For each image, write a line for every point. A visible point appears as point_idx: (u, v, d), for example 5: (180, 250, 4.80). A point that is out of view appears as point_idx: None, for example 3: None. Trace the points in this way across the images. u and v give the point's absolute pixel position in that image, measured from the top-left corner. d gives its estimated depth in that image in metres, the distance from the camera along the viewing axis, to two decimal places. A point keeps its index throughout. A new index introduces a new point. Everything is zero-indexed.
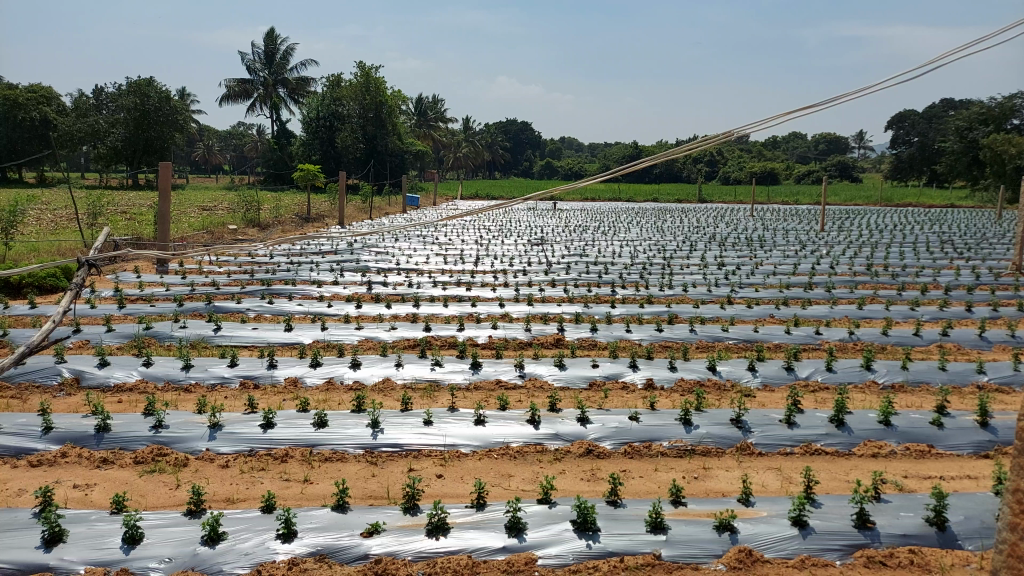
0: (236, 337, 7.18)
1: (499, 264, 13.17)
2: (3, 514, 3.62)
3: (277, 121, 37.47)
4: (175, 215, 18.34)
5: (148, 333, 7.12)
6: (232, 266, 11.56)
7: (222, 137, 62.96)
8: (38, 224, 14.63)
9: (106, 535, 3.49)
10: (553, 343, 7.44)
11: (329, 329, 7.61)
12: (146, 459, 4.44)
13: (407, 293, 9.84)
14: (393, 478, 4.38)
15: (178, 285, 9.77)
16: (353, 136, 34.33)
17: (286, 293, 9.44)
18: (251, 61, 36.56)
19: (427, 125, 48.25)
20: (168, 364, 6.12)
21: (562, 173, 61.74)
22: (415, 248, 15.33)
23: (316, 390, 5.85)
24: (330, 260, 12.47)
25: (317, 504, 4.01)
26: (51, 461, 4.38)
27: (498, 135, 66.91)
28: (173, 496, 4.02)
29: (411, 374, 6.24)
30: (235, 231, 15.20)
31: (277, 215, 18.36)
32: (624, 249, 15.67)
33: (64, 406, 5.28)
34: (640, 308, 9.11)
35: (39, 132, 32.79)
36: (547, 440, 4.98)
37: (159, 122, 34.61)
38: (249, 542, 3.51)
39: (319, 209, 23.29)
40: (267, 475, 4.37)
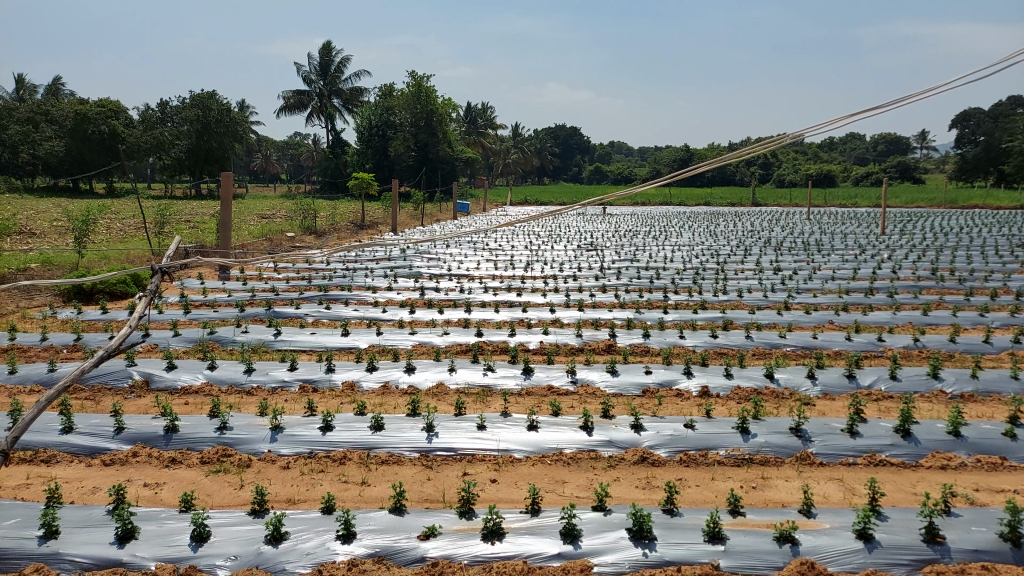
0: (295, 342, 7.37)
1: (549, 269, 13.19)
2: (80, 511, 3.78)
3: (332, 130, 38.34)
4: (236, 223, 18.94)
5: (212, 338, 7.36)
6: (291, 272, 11.89)
7: (280, 146, 64.86)
8: (109, 232, 15.30)
9: (176, 533, 3.62)
10: (605, 348, 7.40)
11: (385, 334, 7.73)
12: (211, 460, 4.60)
13: (459, 298, 9.94)
14: (449, 482, 4.43)
15: (240, 291, 10.09)
16: (405, 144, 34.89)
17: (342, 299, 9.65)
18: (307, 73, 37.49)
19: (477, 132, 48.68)
20: (231, 368, 6.32)
21: (612, 178, 61.35)
22: (466, 254, 15.47)
23: (372, 394, 5.95)
24: (385, 266, 12.70)
25: (375, 505, 4.08)
26: (123, 460, 4.57)
27: (548, 141, 67.07)
28: (237, 496, 4.15)
29: (464, 379, 6.28)
30: (293, 238, 15.61)
31: (332, 222, 18.78)
32: (675, 254, 15.48)
33: (135, 408, 5.49)
34: (694, 314, 8.99)
35: (108, 145, 34.31)
36: (600, 446, 4.94)
37: (219, 133, 36.20)
38: (310, 542, 3.58)
39: (372, 216, 23.74)
40: (326, 476, 4.46)
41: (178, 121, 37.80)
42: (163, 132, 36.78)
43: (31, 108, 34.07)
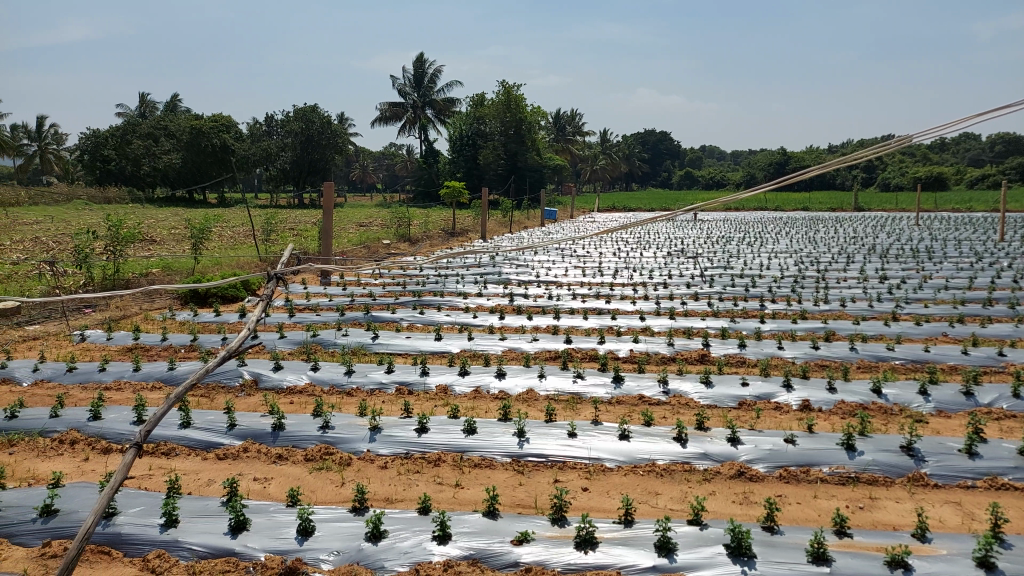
0: (391, 345, 7.60)
1: (639, 276, 13.02)
2: (197, 502, 4.03)
3: (425, 141, 39.39)
4: (336, 230, 19.80)
5: (315, 340, 7.69)
6: (387, 278, 12.28)
7: (375, 156, 67.20)
8: (222, 240, 16.31)
9: (283, 526, 3.80)
10: (698, 358, 7.22)
11: (475, 339, 7.85)
12: (315, 457, 4.79)
13: (548, 305, 9.96)
14: (541, 488, 4.44)
15: (339, 296, 10.51)
16: (494, 153, 35.36)
17: (435, 304, 9.87)
18: (402, 85, 38.66)
19: (566, 139, 48.81)
20: (333, 369, 6.59)
21: (703, 183, 59.94)
22: (554, 261, 15.49)
23: (465, 398, 6.05)
24: (475, 273, 12.91)
25: (469, 508, 4.15)
26: (235, 455, 4.84)
27: (637, 147, 66.27)
28: (339, 493, 4.31)
29: (554, 386, 6.28)
30: (389, 245, 16.12)
31: (425, 230, 19.27)
32: (773, 262, 14.94)
33: (246, 405, 5.82)
34: (793, 324, 8.63)
35: (220, 157, 36.48)
36: (695, 459, 4.83)
37: (321, 145, 37.45)
38: (408, 541, 3.68)
39: (463, 223, 24.20)
40: (422, 478, 4.57)
41: (283, 134, 39.83)
42: (270, 144, 38.81)
43: (155, 123, 37.07)
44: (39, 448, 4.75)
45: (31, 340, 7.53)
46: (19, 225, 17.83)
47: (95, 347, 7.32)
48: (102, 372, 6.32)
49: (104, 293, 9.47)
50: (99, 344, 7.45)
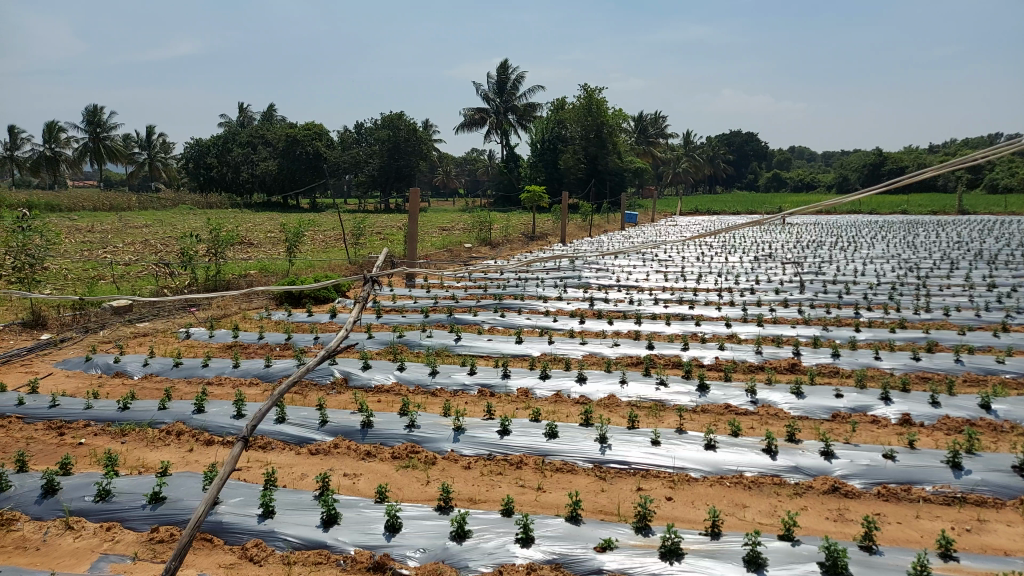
0: (474, 347, 7.70)
1: (723, 281, 12.72)
2: (291, 494, 4.20)
3: (506, 146, 39.79)
4: (421, 234, 20.24)
5: (401, 341, 7.89)
6: (469, 281, 12.43)
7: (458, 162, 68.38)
8: (314, 243, 16.98)
9: (372, 522, 3.91)
10: (789, 367, 6.96)
11: (556, 343, 7.84)
12: (401, 455, 4.91)
13: (629, 310, 9.84)
14: (624, 495, 4.39)
15: (424, 298, 10.75)
16: (575, 157, 35.35)
17: (515, 308, 9.93)
18: (485, 91, 39.19)
19: (647, 141, 48.24)
20: (418, 370, 6.75)
21: (790, 184, 57.85)
22: (635, 265, 15.33)
23: (546, 401, 6.06)
24: (555, 277, 12.91)
25: (552, 512, 4.15)
26: (326, 450, 5.01)
27: (722, 148, 64.69)
28: (425, 491, 4.41)
29: (636, 393, 6.19)
30: (470, 249, 16.36)
31: (505, 233, 19.45)
32: (868, 267, 14.26)
33: (336, 403, 6.02)
34: (891, 333, 8.20)
35: (313, 164, 37.68)
36: (786, 472, 4.65)
37: (408, 152, 38.00)
38: (492, 543, 3.71)
39: (543, 227, 24.28)
40: (505, 479, 4.60)
41: (371, 141, 41.09)
42: (357, 151, 40.04)
43: (253, 132, 40.10)
44: (148, 438, 5.06)
45: (143, 335, 8.06)
46: (132, 228, 19.12)
47: (198, 344, 7.75)
48: (204, 369, 6.68)
49: (207, 293, 10.03)
50: (202, 341, 7.89)
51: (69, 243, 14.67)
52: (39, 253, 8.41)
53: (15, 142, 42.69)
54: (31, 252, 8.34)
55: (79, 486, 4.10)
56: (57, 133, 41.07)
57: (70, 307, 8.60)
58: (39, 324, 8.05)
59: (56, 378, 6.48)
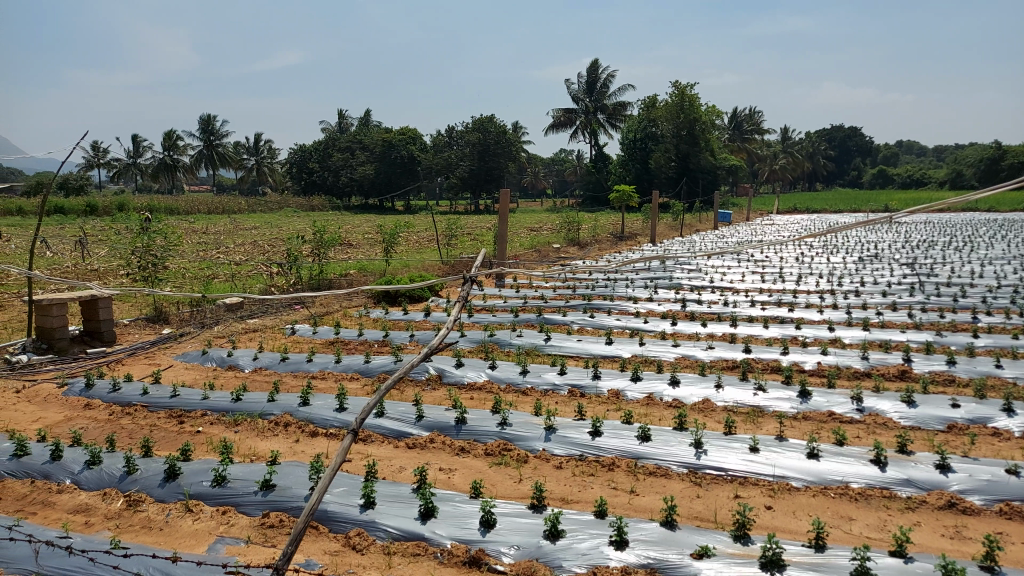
0: (564, 347, 7.71)
1: (825, 283, 12.16)
2: (391, 486, 4.35)
3: (595, 146, 39.61)
4: (511, 234, 20.48)
5: (492, 340, 8.00)
6: (558, 281, 12.46)
7: (546, 162, 68.47)
8: (409, 244, 17.50)
9: (467, 517, 3.99)
10: (898, 375, 6.58)
11: (647, 344, 7.73)
12: (495, 452, 4.99)
13: (724, 312, 9.58)
14: (721, 502, 4.28)
15: (514, 298, 10.86)
16: (666, 155, 34.98)
17: (605, 308, 9.87)
18: (575, 91, 39.14)
19: (742, 138, 46.85)
20: (510, 369, 6.82)
21: (897, 182, 54.67)
22: (730, 266, 14.91)
23: (638, 403, 5.98)
24: (645, 277, 12.72)
25: (646, 516, 4.10)
26: (423, 444, 5.15)
27: (822, 144, 61.77)
28: (518, 489, 4.45)
29: (732, 397, 6.01)
30: (559, 250, 16.36)
31: (594, 233, 19.37)
32: (987, 269, 13.24)
33: (431, 399, 6.18)
34: (1014, 340, 7.59)
35: (408, 167, 39.22)
36: (896, 484, 4.40)
37: (497, 154, 38.28)
38: (586, 543, 3.71)
39: (633, 227, 23.99)
40: (597, 480, 4.58)
41: (461, 144, 41.88)
42: (449, 154, 40.84)
43: (352, 138, 41.85)
44: (259, 428, 5.35)
45: (253, 331, 8.53)
46: (242, 230, 20.32)
47: (304, 340, 8.13)
48: (309, 363, 7.00)
49: (311, 291, 10.52)
50: (306, 337, 8.27)
51: (188, 243, 15.76)
52: (161, 253, 9.05)
53: (138, 151, 46.21)
54: (154, 253, 8.98)
55: (198, 472, 4.38)
56: (175, 141, 44.14)
57: (189, 304, 9.23)
58: (161, 319, 8.67)
59: (176, 370, 6.95)
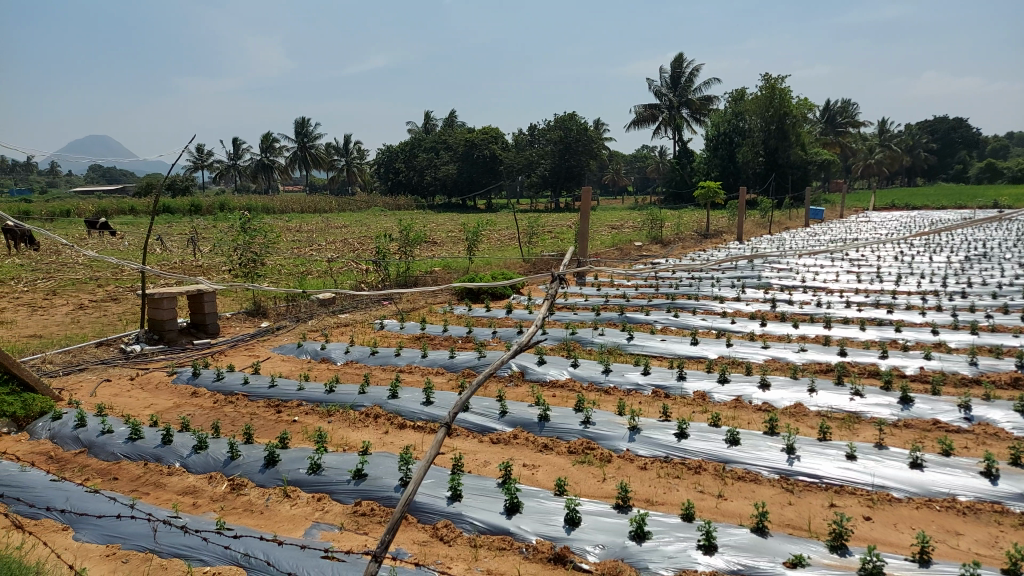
0: (647, 347, 7.61)
1: (927, 284, 11.48)
2: (477, 480, 4.42)
3: (679, 142, 38.88)
4: (592, 232, 20.39)
5: (574, 338, 7.98)
6: (640, 280, 12.30)
7: (628, 160, 67.61)
8: (491, 242, 17.69)
9: (552, 514, 4.01)
10: (1011, 382, 6.14)
11: (735, 346, 7.52)
12: (578, 451, 4.98)
13: (817, 313, 9.20)
14: (815, 511, 4.11)
15: (595, 296, 10.79)
16: (754, 150, 33.83)
17: (690, 307, 9.66)
18: (658, 86, 38.52)
19: (835, 131, 44.89)
20: (592, 367, 6.79)
21: (1008, 176, 50.97)
22: (822, 265, 14.31)
23: (725, 406, 5.83)
24: (732, 276, 12.39)
25: (735, 521, 3.99)
26: (507, 440, 5.20)
27: (924, 136, 58.31)
28: (602, 488, 4.43)
29: (827, 402, 5.77)
30: (641, 248, 16.13)
31: (678, 231, 19.00)
32: None
33: (514, 395, 6.24)
34: None
35: (489, 166, 39.47)
36: (1009, 499, 4.12)
37: (579, 152, 38.09)
38: (673, 546, 3.65)
39: (718, 225, 23.38)
40: (683, 483, 4.50)
41: (543, 142, 41.95)
42: (531, 153, 40.97)
43: (437, 138, 42.79)
44: (351, 419, 5.54)
45: (344, 325, 8.85)
46: (333, 228, 21.15)
47: (391, 334, 8.37)
48: (396, 357, 7.20)
49: (398, 287, 10.81)
50: (394, 332, 8.51)
51: (283, 241, 16.49)
52: (260, 250, 9.50)
53: (238, 153, 48.71)
54: (254, 250, 9.44)
55: (295, 459, 4.58)
56: (271, 144, 46.23)
57: (285, 299, 9.65)
58: (260, 313, 9.12)
59: (274, 361, 7.29)
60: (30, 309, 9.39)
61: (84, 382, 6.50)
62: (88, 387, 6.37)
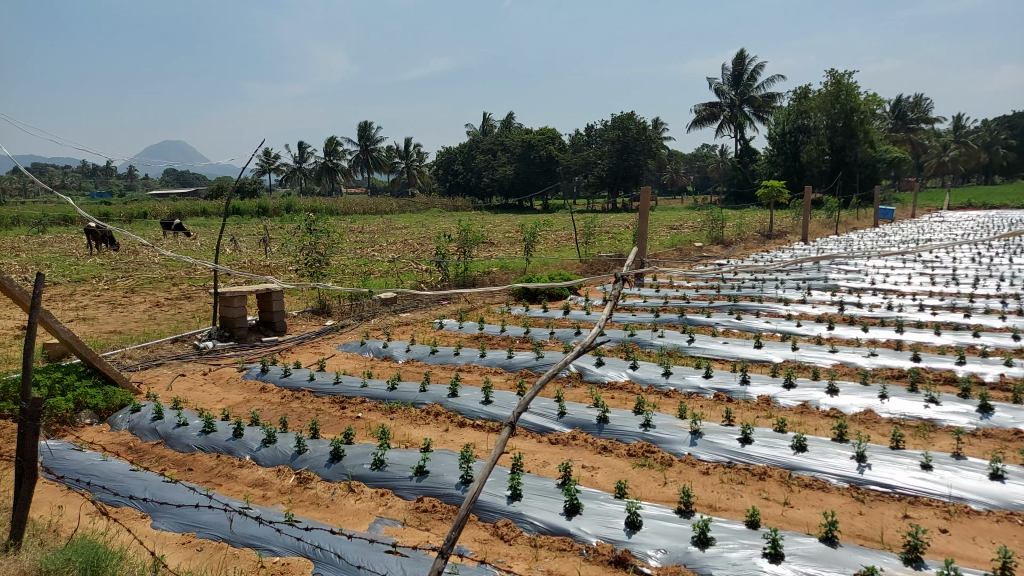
0: (709, 349, 7.46)
1: (1008, 287, 10.91)
2: (536, 480, 4.43)
3: (741, 140, 38.05)
4: (651, 233, 20.17)
5: (633, 339, 7.90)
6: (700, 281, 12.09)
7: (687, 159, 66.52)
8: (549, 242, 17.70)
9: (613, 516, 3.98)
10: None
11: (801, 350, 7.31)
12: (638, 453, 4.93)
13: (888, 316, 8.85)
14: (887, 521, 3.97)
15: (655, 297, 10.67)
16: (819, 148, 32.83)
17: (753, 310, 9.45)
18: (719, 84, 37.82)
19: (906, 127, 43.20)
20: (651, 370, 6.71)
21: None
22: (894, 267, 13.76)
23: (791, 412, 5.68)
24: (797, 278, 12.04)
25: (803, 530, 3.88)
26: (566, 441, 5.19)
27: (1003, 131, 55.46)
28: (663, 492, 4.38)
29: (899, 409, 5.55)
30: (701, 249, 15.87)
31: (740, 231, 18.58)
32: None
33: (573, 396, 6.22)
34: None
35: (546, 167, 39.50)
36: None
37: (636, 151, 37.63)
38: (737, 553, 3.58)
39: (783, 225, 22.79)
40: (747, 489, 4.40)
41: (600, 143, 41.72)
42: (588, 153, 40.78)
43: (494, 139, 43.05)
44: (412, 416, 5.63)
45: (405, 324, 9.00)
46: (394, 229, 21.54)
47: (450, 334, 8.46)
48: (456, 356, 7.28)
49: (456, 288, 10.91)
50: (453, 331, 8.60)
51: (346, 242, 16.88)
52: (326, 250, 9.74)
53: (302, 156, 50.15)
54: (320, 250, 9.69)
55: (359, 455, 4.68)
56: (334, 147, 47.40)
57: (349, 298, 9.87)
58: (325, 312, 9.36)
59: (338, 359, 7.46)
60: (111, 306, 9.88)
61: (161, 376, 6.79)
62: (164, 381, 6.65)
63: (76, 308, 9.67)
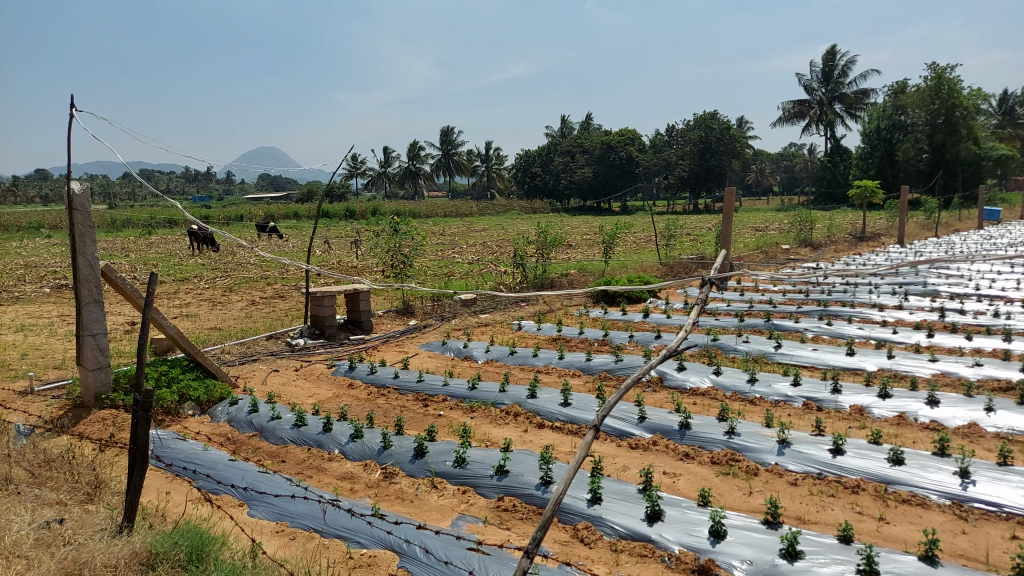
0: (797, 357, 7.20)
1: None
2: (617, 484, 4.40)
3: (831, 139, 36.53)
4: (735, 235, 19.65)
5: (716, 344, 7.74)
6: (786, 284, 11.72)
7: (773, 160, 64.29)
8: (629, 245, 17.53)
9: (696, 524, 3.91)
10: None
11: (897, 358, 6.96)
12: (722, 461, 4.82)
13: (994, 324, 8.30)
14: (992, 542, 3.73)
15: (738, 301, 10.40)
16: (916, 146, 31.10)
17: (844, 315, 9.07)
18: (809, 81, 36.47)
19: (1015, 122, 40.35)
20: (736, 376, 6.55)
21: None
22: (1000, 271, 12.90)
23: (885, 422, 5.42)
24: (892, 283, 11.45)
25: (900, 547, 3.70)
26: (646, 446, 5.13)
27: None
28: (748, 502, 4.27)
29: (1006, 423, 5.21)
30: (789, 251, 15.34)
31: (830, 234, 17.81)
32: None
33: (653, 401, 6.14)
34: None
35: (625, 168, 39.12)
36: None
37: (719, 152, 36.65)
38: (828, 569, 3.45)
39: (876, 227, 21.71)
40: (838, 502, 4.24)
41: (681, 143, 40.95)
42: (668, 154, 40.11)
43: (573, 141, 42.96)
44: (492, 416, 5.71)
45: (485, 325, 9.11)
46: (473, 232, 21.79)
47: (529, 335, 8.51)
48: (535, 357, 7.33)
49: (535, 289, 10.97)
50: (531, 333, 8.65)
51: (429, 242, 17.25)
52: (410, 252, 9.99)
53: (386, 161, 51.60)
54: (404, 252, 9.95)
55: (442, 452, 4.79)
56: (416, 151, 48.47)
57: (431, 299, 10.08)
58: (408, 312, 9.60)
59: (421, 358, 7.64)
60: (211, 304, 10.46)
61: (256, 371, 7.15)
62: (260, 376, 6.99)
63: (180, 305, 10.29)
